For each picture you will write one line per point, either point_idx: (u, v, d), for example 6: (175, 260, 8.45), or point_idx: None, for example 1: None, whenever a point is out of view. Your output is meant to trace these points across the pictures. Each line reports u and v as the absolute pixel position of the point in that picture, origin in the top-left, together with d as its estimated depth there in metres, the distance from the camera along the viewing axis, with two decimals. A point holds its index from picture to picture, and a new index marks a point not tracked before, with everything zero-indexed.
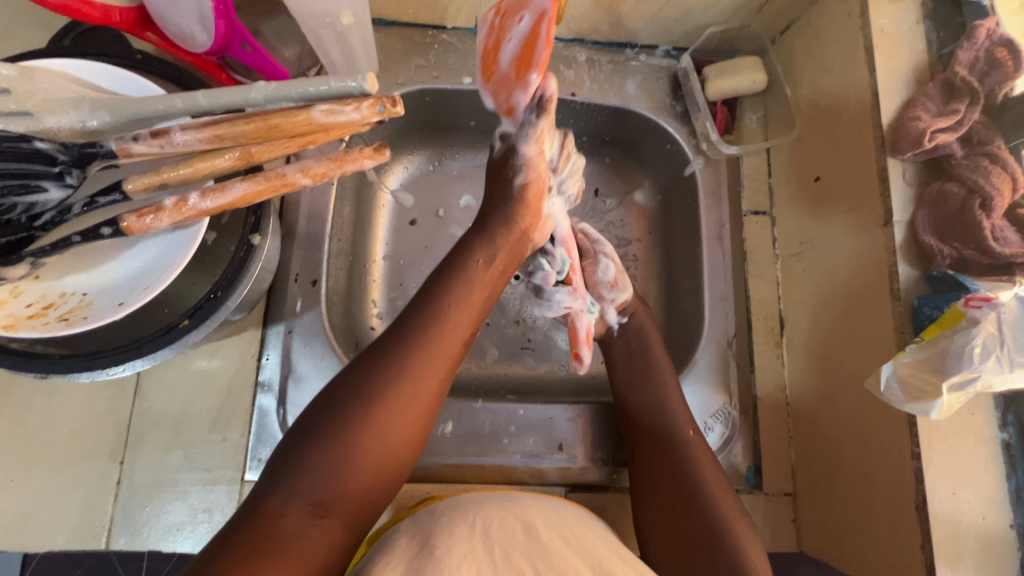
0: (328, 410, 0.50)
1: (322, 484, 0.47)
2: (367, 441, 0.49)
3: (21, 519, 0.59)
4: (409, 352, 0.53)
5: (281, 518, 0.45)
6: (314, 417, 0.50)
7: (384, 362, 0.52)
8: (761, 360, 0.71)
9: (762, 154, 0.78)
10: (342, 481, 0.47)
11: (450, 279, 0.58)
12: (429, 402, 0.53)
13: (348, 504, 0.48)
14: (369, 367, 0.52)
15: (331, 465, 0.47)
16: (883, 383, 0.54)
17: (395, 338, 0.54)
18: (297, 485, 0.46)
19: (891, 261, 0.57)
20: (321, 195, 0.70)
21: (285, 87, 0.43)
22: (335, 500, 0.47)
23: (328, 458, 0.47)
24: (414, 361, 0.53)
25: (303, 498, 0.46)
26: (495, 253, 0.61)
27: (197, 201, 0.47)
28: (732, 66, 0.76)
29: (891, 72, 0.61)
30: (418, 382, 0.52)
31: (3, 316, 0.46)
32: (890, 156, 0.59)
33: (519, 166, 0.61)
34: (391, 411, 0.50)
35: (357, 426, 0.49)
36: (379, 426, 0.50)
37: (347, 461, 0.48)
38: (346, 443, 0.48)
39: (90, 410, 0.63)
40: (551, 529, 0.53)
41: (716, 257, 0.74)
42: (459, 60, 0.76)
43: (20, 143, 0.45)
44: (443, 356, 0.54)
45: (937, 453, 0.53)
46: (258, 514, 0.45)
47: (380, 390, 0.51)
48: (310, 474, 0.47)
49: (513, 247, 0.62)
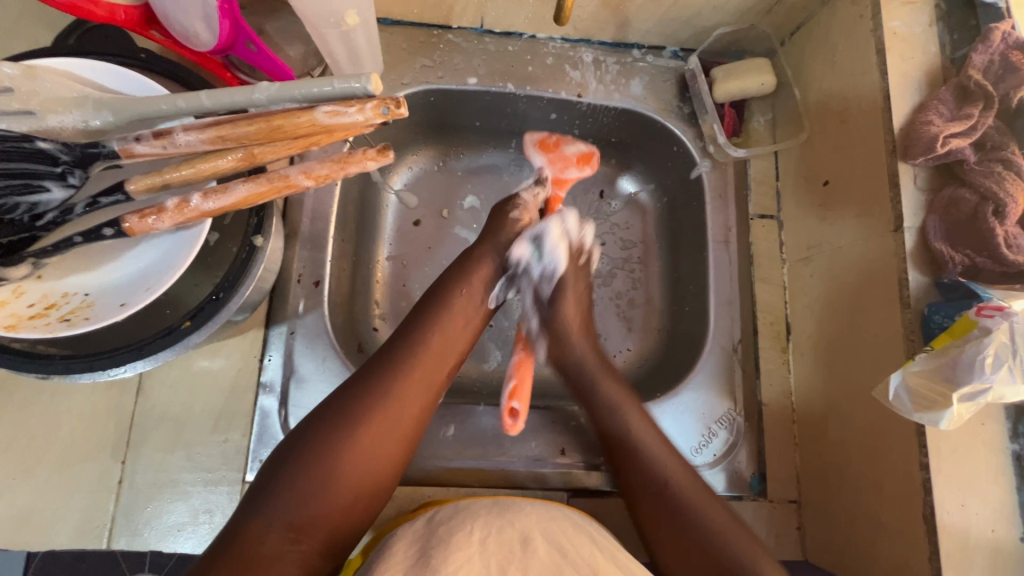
0: (312, 433, 0.51)
1: (301, 508, 0.48)
2: (345, 462, 0.50)
3: (23, 518, 0.60)
4: (390, 378, 0.55)
5: (260, 541, 0.45)
6: (297, 441, 0.51)
7: (368, 386, 0.54)
8: (767, 365, 0.70)
9: (770, 156, 0.77)
10: (320, 504, 0.48)
11: (434, 309, 0.61)
12: (411, 428, 0.54)
13: (326, 526, 0.49)
14: (354, 392, 0.53)
15: (310, 489, 0.48)
16: (891, 391, 0.53)
17: (380, 365, 0.56)
18: (277, 509, 0.47)
19: (901, 267, 0.56)
20: (324, 195, 0.70)
21: (288, 87, 0.42)
22: (314, 523, 0.48)
23: (305, 481, 0.48)
24: (394, 386, 0.54)
25: (281, 521, 0.47)
26: (471, 284, 0.64)
27: (199, 203, 0.47)
28: (741, 67, 0.75)
29: (903, 75, 0.60)
30: (399, 405, 0.54)
31: (5, 316, 0.46)
32: (901, 161, 0.58)
33: (517, 205, 0.71)
34: (370, 434, 0.52)
35: (336, 446, 0.50)
36: (359, 445, 0.51)
37: (326, 485, 0.49)
38: (325, 465, 0.49)
39: (92, 410, 0.63)
40: (549, 541, 0.53)
41: (722, 261, 0.73)
42: (464, 60, 0.75)
43: (22, 143, 0.45)
44: (424, 379, 0.56)
45: (946, 464, 0.52)
46: (235, 538, 0.45)
47: (363, 414, 0.52)
48: (290, 496, 0.48)
49: (487, 276, 0.66)
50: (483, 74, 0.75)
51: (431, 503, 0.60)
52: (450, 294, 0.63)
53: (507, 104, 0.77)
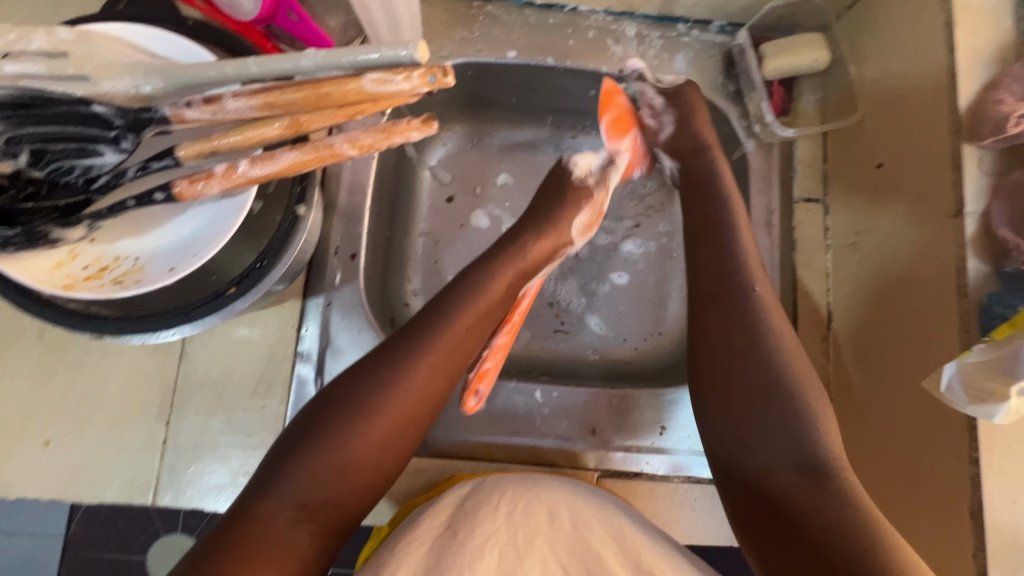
0: (327, 412, 0.51)
1: (310, 490, 0.48)
2: (358, 444, 0.50)
3: (74, 472, 0.62)
4: (409, 360, 0.54)
5: (273, 521, 0.47)
6: (314, 419, 0.51)
7: (383, 368, 0.54)
8: (805, 354, 0.68)
9: (819, 137, 0.74)
10: (331, 486, 0.49)
11: (461, 290, 0.60)
12: (426, 412, 0.54)
13: (338, 508, 0.50)
14: (370, 376, 0.53)
15: (322, 473, 0.49)
16: (943, 382, 0.51)
17: (399, 346, 0.55)
18: (288, 488, 0.48)
19: (960, 254, 0.54)
20: (362, 167, 0.70)
21: (335, 55, 0.42)
22: (326, 505, 0.49)
23: (318, 460, 0.49)
24: (412, 370, 0.54)
25: (294, 502, 0.48)
26: (507, 264, 0.62)
27: (246, 169, 0.47)
28: (792, 43, 0.72)
29: (972, 51, 0.57)
30: (414, 389, 0.53)
31: (62, 277, 0.47)
32: (966, 142, 0.55)
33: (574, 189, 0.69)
34: (386, 420, 0.52)
35: (352, 429, 0.51)
36: (375, 430, 0.51)
37: (340, 469, 0.49)
38: (336, 447, 0.50)
39: (138, 372, 0.65)
40: (575, 517, 0.54)
41: (764, 244, 0.71)
42: (504, 33, 0.74)
43: (79, 106, 0.46)
44: (444, 366, 0.55)
45: (997, 460, 0.50)
46: (245, 517, 0.47)
47: (382, 400, 0.52)
48: (304, 477, 0.49)
49: (539, 252, 0.65)
50: (523, 47, 0.73)
51: (458, 477, 0.61)
52: (485, 278, 0.61)
53: (547, 78, 0.76)
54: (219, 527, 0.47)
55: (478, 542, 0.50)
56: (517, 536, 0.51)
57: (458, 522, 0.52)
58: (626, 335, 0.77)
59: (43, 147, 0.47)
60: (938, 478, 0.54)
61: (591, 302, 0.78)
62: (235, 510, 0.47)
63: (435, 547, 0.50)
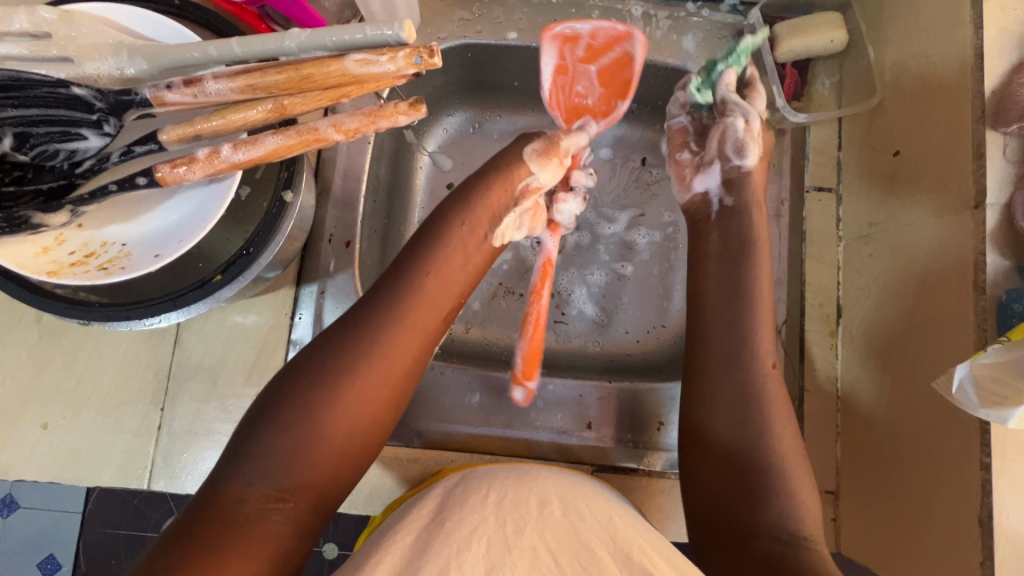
0: (291, 387, 0.50)
1: (282, 469, 0.47)
2: (327, 421, 0.49)
3: (71, 455, 0.63)
4: (372, 332, 0.53)
5: (241, 501, 0.45)
6: (278, 394, 0.50)
7: (345, 340, 0.52)
8: (812, 349, 0.66)
9: (833, 123, 0.70)
10: (304, 465, 0.48)
11: (445, 267, 0.58)
12: (397, 384, 0.53)
13: (311, 487, 0.48)
14: (332, 347, 0.52)
15: (290, 449, 0.48)
16: (955, 382, 0.48)
17: (360, 318, 0.54)
18: (258, 468, 0.47)
19: (979, 249, 0.51)
20: (356, 152, 0.68)
21: (319, 35, 0.40)
22: (297, 484, 0.48)
23: (288, 436, 0.48)
24: (377, 339, 0.53)
25: (263, 481, 0.47)
26: (473, 220, 0.61)
27: (230, 154, 0.46)
28: (808, 22, 0.68)
29: (1001, 30, 0.53)
30: (379, 360, 0.52)
31: (48, 263, 0.47)
32: (990, 129, 0.52)
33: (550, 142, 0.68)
34: (356, 392, 0.51)
35: (318, 404, 0.49)
36: (342, 403, 0.50)
37: (310, 446, 0.48)
38: (305, 421, 0.49)
39: (133, 357, 0.65)
40: (566, 506, 0.52)
41: (772, 236, 0.68)
42: (504, 13, 0.71)
43: (58, 89, 0.45)
44: (410, 333, 0.54)
45: (1010, 466, 0.48)
46: (216, 498, 0.45)
47: (347, 370, 0.51)
48: (271, 454, 0.47)
49: (496, 206, 0.62)
50: (524, 28, 0.71)
51: (446, 470, 0.61)
52: (446, 243, 0.59)
53: None
54: (189, 510, 0.46)
55: (466, 532, 0.48)
56: (506, 522, 0.49)
57: (444, 513, 0.51)
58: (628, 328, 0.76)
59: (26, 131, 0.46)
60: (947, 479, 0.51)
61: (592, 293, 0.76)
62: (205, 494, 0.46)
63: (422, 534, 0.49)
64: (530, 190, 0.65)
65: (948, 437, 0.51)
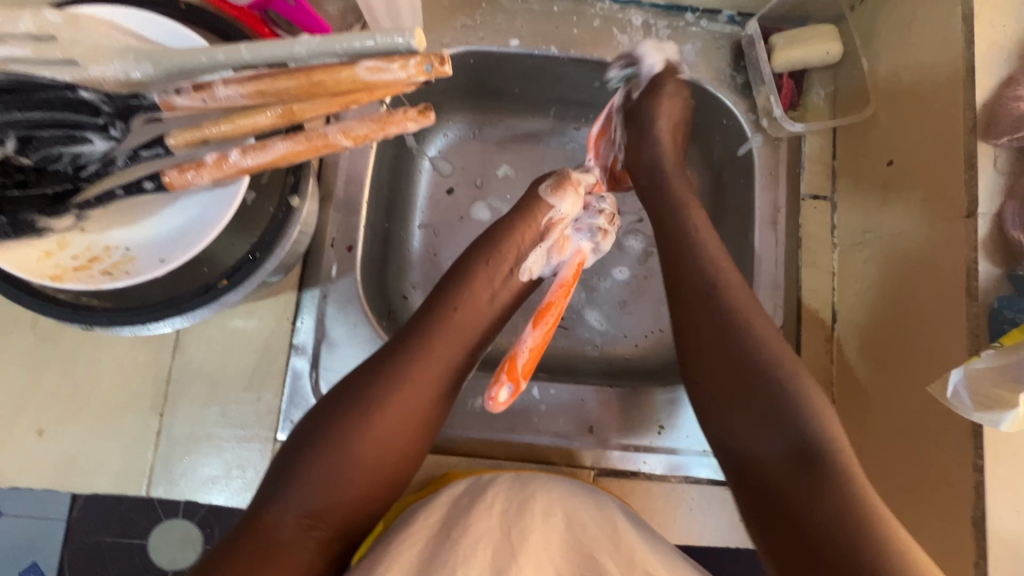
0: (327, 418, 0.51)
1: (317, 496, 0.48)
2: (362, 448, 0.50)
3: (67, 461, 0.62)
4: (406, 362, 0.54)
5: (277, 528, 0.47)
6: (315, 424, 0.51)
7: (380, 370, 0.53)
8: (809, 354, 0.67)
9: (828, 133, 0.72)
10: (338, 491, 0.49)
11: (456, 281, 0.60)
12: (430, 410, 0.54)
13: (342, 513, 0.49)
14: (365, 378, 0.53)
15: (324, 479, 0.49)
16: (950, 387, 0.50)
17: (396, 347, 0.55)
18: (294, 495, 0.48)
19: (971, 256, 0.52)
20: (359, 157, 0.68)
21: (329, 42, 0.40)
22: (330, 512, 0.49)
23: (323, 463, 0.49)
24: (409, 370, 0.53)
25: (297, 510, 0.48)
26: (504, 255, 0.62)
27: (238, 159, 0.46)
28: (803, 34, 0.70)
29: (991, 45, 0.55)
30: (412, 390, 0.53)
31: (51, 267, 0.47)
32: (981, 141, 0.53)
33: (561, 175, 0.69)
34: (386, 421, 0.51)
35: (351, 433, 0.50)
36: (374, 432, 0.51)
37: (344, 474, 0.49)
38: (336, 451, 0.50)
39: (131, 362, 0.64)
40: (569, 517, 0.53)
41: (769, 242, 0.69)
42: (507, 20, 0.72)
43: (66, 92, 0.44)
44: (441, 364, 0.55)
45: (1002, 468, 0.49)
46: (253, 525, 0.47)
47: (379, 401, 0.52)
48: (306, 484, 0.48)
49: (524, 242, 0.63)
50: (526, 36, 0.71)
51: (453, 475, 0.61)
52: (474, 267, 0.61)
53: (550, 68, 0.74)
54: (230, 535, 0.47)
55: (472, 541, 0.49)
56: (511, 532, 0.50)
57: (451, 523, 0.51)
58: (626, 332, 0.76)
59: (31, 133, 0.46)
60: (941, 483, 0.53)
61: (592, 297, 0.77)
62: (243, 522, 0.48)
63: (429, 545, 0.49)
64: (553, 225, 0.65)
65: (946, 449, 0.52)
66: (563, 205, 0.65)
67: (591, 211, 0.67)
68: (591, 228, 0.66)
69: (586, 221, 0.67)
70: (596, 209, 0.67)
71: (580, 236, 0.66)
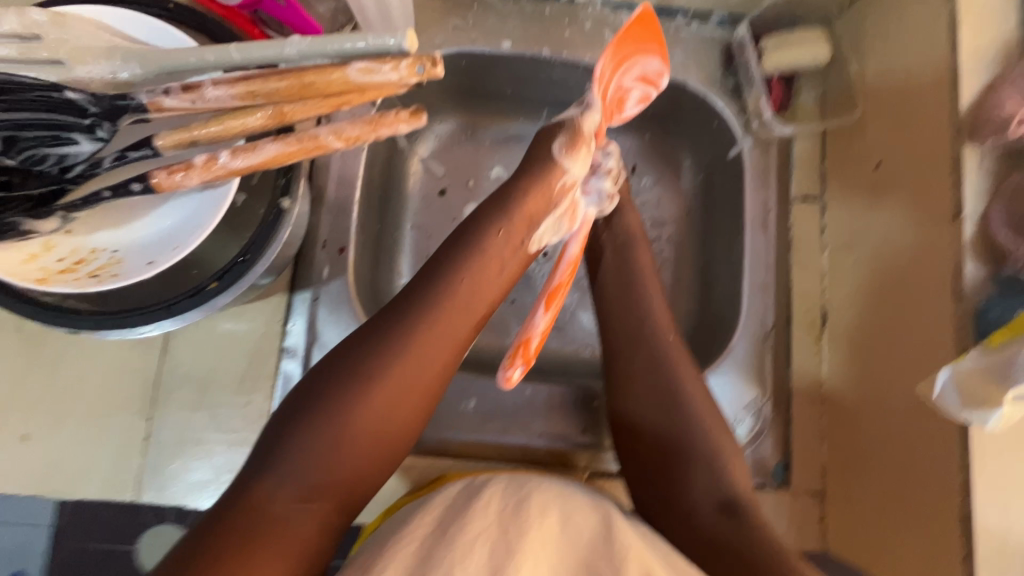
0: (323, 389, 0.51)
1: (313, 471, 0.48)
2: (360, 424, 0.50)
3: (53, 467, 0.61)
4: (407, 341, 0.52)
5: (270, 503, 0.47)
6: (310, 393, 0.51)
7: (382, 347, 0.52)
8: (799, 353, 0.68)
9: (817, 135, 0.72)
10: (333, 462, 0.49)
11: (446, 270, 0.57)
12: (432, 383, 0.53)
13: (336, 488, 0.49)
14: (364, 346, 0.52)
15: (319, 451, 0.49)
16: (937, 388, 0.50)
17: (395, 322, 0.53)
18: (289, 470, 0.48)
19: (958, 257, 0.53)
20: (351, 158, 0.68)
21: (320, 43, 0.40)
22: (324, 486, 0.49)
23: (322, 440, 0.49)
24: (410, 342, 0.52)
25: (290, 485, 0.48)
26: (513, 220, 0.58)
27: (228, 160, 0.46)
28: (793, 37, 0.70)
29: (976, 49, 0.55)
30: (412, 367, 0.52)
31: (35, 270, 0.46)
32: (967, 143, 0.54)
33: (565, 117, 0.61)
34: (385, 390, 0.51)
35: (348, 406, 0.50)
36: (372, 404, 0.51)
37: (338, 445, 0.49)
38: (332, 421, 0.49)
39: (119, 365, 0.63)
40: (564, 519, 0.52)
41: (759, 244, 0.70)
42: (499, 22, 0.72)
43: (51, 93, 0.43)
44: (445, 333, 0.54)
45: (990, 466, 0.50)
46: (248, 496, 0.47)
47: (378, 368, 0.51)
48: (300, 455, 0.48)
49: (532, 212, 0.58)
50: (518, 37, 0.71)
51: (448, 477, 0.60)
52: (476, 241, 0.57)
53: (542, 70, 0.74)
54: (223, 503, 0.47)
55: (470, 538, 0.49)
56: (507, 528, 0.50)
57: (448, 520, 0.51)
58: None
59: (15, 134, 0.44)
60: (929, 481, 0.53)
61: (585, 299, 0.77)
62: (235, 490, 0.48)
63: (425, 543, 0.49)
64: (565, 190, 0.60)
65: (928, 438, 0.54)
66: (579, 168, 0.60)
67: (601, 172, 0.63)
68: (598, 188, 0.63)
69: (596, 185, 0.63)
70: (603, 170, 0.64)
71: (589, 202, 0.63)
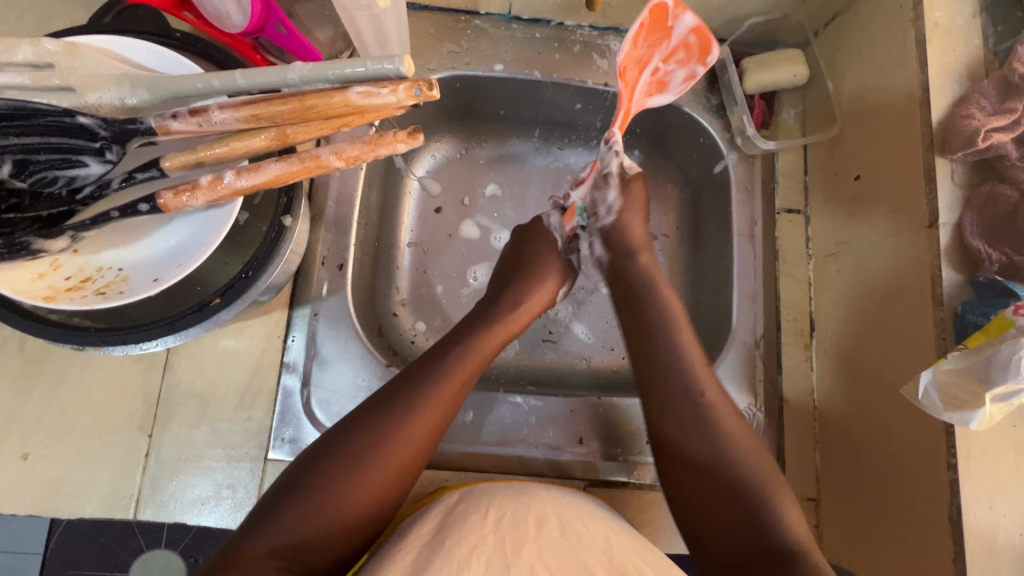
0: (319, 456, 0.52)
1: (296, 532, 0.48)
2: (348, 492, 0.50)
3: (53, 486, 0.62)
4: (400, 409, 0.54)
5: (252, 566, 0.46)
6: (306, 463, 0.52)
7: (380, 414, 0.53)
8: (789, 362, 0.69)
9: (799, 150, 0.75)
10: (319, 530, 0.49)
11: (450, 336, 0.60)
12: (423, 446, 0.54)
13: (321, 552, 0.49)
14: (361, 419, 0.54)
15: (304, 514, 0.49)
16: (920, 389, 0.52)
17: (392, 394, 0.55)
18: (272, 533, 0.48)
19: (935, 264, 0.55)
20: (349, 177, 0.70)
21: (322, 68, 0.42)
22: (307, 550, 0.48)
23: (309, 506, 0.49)
24: (406, 412, 0.54)
25: (272, 547, 0.47)
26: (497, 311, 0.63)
27: (232, 180, 0.47)
28: (772, 58, 0.74)
29: (944, 68, 0.59)
30: (409, 444, 0.53)
31: (43, 288, 0.47)
32: (939, 155, 0.57)
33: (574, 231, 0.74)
34: (377, 463, 0.51)
35: (340, 474, 0.50)
36: (363, 473, 0.51)
37: (327, 511, 0.49)
38: (322, 490, 0.50)
39: (119, 383, 0.64)
40: (564, 525, 0.52)
41: (747, 255, 0.72)
42: (491, 46, 0.75)
43: (63, 118, 0.46)
44: (438, 407, 0.55)
45: (975, 465, 0.51)
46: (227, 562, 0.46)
47: (371, 445, 0.52)
48: (287, 519, 0.48)
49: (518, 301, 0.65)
50: (510, 61, 0.74)
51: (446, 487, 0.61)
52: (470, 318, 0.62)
53: (533, 91, 0.76)
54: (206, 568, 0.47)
55: (465, 552, 0.48)
56: (504, 543, 0.49)
57: (444, 532, 0.51)
58: (614, 345, 0.78)
59: (26, 158, 0.47)
60: (921, 484, 0.54)
61: (578, 311, 0.79)
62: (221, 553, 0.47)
63: (422, 553, 0.49)
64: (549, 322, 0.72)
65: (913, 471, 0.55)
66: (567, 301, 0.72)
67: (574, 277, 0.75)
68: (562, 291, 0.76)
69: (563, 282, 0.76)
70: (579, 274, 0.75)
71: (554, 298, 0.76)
